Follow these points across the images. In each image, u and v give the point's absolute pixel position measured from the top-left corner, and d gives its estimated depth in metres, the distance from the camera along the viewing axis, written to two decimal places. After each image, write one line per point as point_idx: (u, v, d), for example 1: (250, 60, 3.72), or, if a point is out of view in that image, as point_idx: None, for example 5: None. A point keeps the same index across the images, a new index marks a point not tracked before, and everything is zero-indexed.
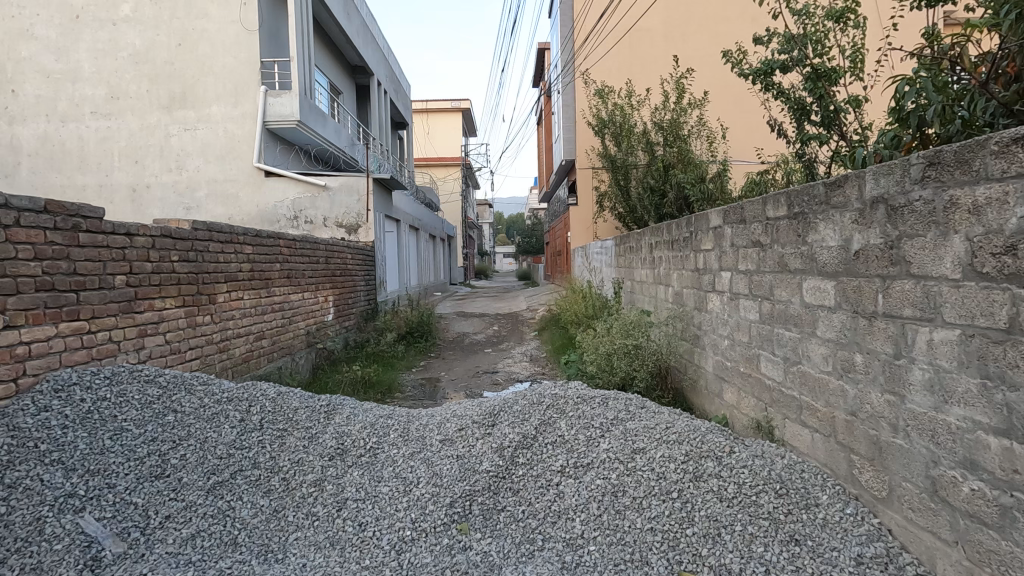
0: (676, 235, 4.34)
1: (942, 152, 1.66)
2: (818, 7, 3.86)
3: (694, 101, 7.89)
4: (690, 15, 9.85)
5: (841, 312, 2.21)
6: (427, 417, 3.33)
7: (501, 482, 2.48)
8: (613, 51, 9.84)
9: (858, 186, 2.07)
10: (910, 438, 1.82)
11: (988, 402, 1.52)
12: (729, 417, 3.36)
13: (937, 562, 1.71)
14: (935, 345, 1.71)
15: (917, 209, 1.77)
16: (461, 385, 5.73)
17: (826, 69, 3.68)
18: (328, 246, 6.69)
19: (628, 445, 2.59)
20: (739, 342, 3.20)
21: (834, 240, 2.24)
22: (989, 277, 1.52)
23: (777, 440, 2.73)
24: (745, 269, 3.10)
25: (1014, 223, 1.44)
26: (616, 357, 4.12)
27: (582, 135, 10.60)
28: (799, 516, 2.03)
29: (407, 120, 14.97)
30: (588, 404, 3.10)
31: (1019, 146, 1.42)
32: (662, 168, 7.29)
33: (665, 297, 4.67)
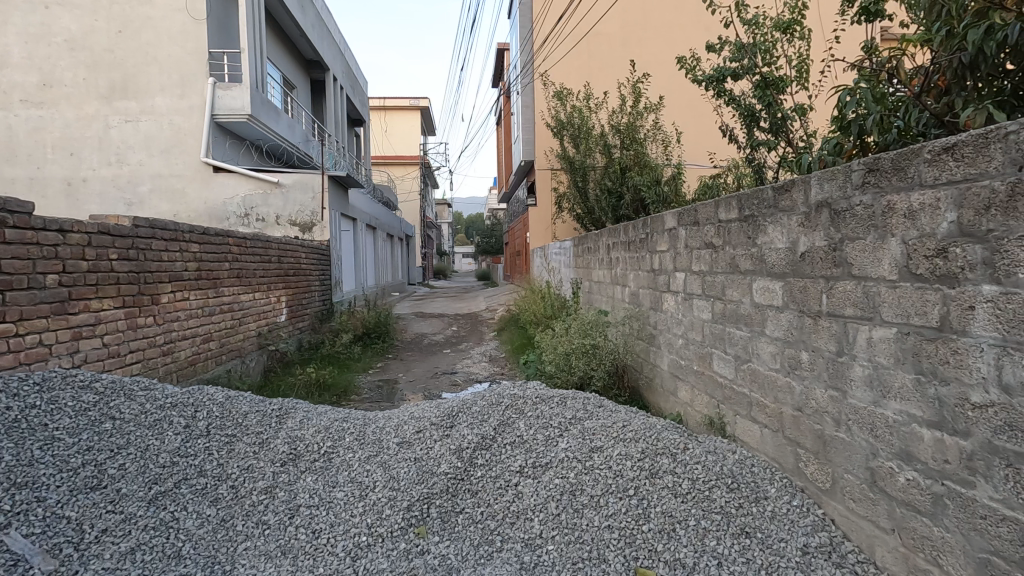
0: (633, 236, 4.42)
1: (881, 159, 1.75)
2: (767, 18, 4.01)
3: (650, 105, 8.06)
4: (648, 20, 10.04)
5: (788, 311, 2.29)
6: (384, 419, 3.27)
7: (459, 484, 2.45)
8: (572, 54, 9.96)
9: (804, 191, 2.16)
10: (852, 431, 1.91)
11: (922, 395, 1.61)
12: (684, 415, 3.44)
13: (876, 549, 1.80)
14: (874, 343, 1.80)
15: (858, 213, 1.86)
16: (420, 386, 5.66)
17: (774, 77, 3.82)
18: (280, 245, 6.48)
19: (586, 443, 2.62)
20: (693, 340, 3.28)
21: (781, 242, 2.33)
22: (923, 278, 1.60)
23: (729, 436, 2.82)
24: (699, 269, 3.18)
25: (945, 227, 1.52)
26: (574, 357, 4.16)
27: (541, 136, 10.66)
28: (749, 509, 2.10)
29: (363, 116, 14.69)
30: (546, 404, 3.12)
31: (949, 155, 1.51)
32: (619, 170, 7.45)
33: (622, 296, 4.74)
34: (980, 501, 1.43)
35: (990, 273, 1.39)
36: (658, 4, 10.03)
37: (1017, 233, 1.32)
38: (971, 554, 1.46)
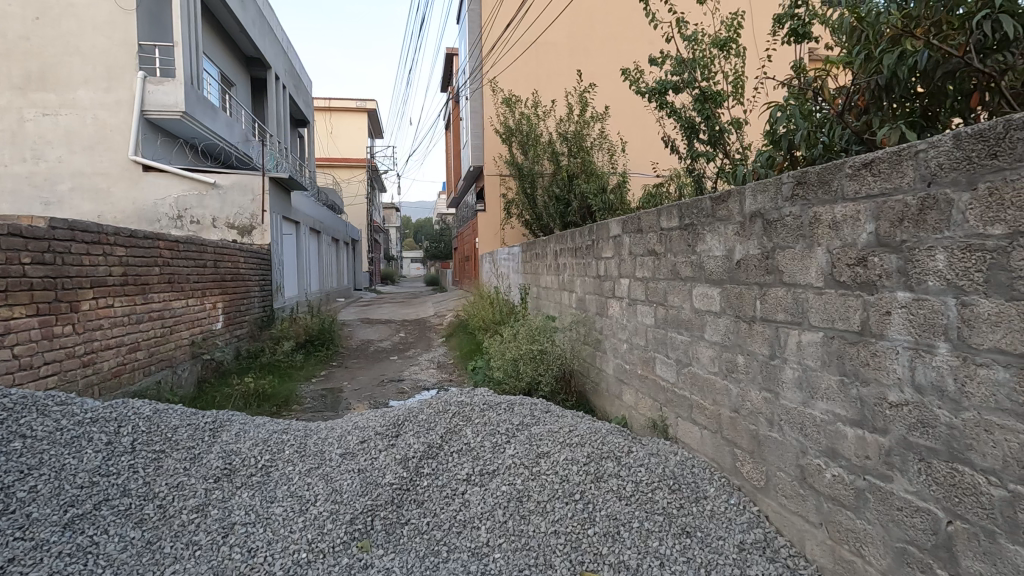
0: (579, 242, 4.50)
1: (807, 172, 1.85)
2: (705, 35, 4.18)
3: (596, 114, 8.22)
4: (594, 32, 10.29)
5: (725, 316, 2.39)
6: (326, 430, 3.16)
7: (405, 494, 2.40)
8: (520, 62, 10.05)
9: (739, 202, 2.25)
10: (783, 431, 2.00)
11: (845, 396, 1.71)
12: (629, 418, 3.52)
13: (806, 543, 1.89)
14: (803, 346, 1.90)
15: (788, 223, 1.96)
16: (366, 394, 5.53)
17: (712, 92, 3.98)
18: (216, 250, 6.18)
19: (533, 449, 2.63)
20: (637, 345, 3.36)
21: (719, 249, 2.43)
22: (846, 285, 1.70)
23: (671, 437, 2.90)
24: (642, 276, 3.27)
25: (865, 238, 1.62)
26: (522, 363, 4.18)
27: (490, 141, 10.68)
28: (689, 509, 2.16)
29: (307, 117, 14.27)
30: (493, 410, 3.11)
31: (868, 170, 1.61)
32: (567, 177, 7.58)
33: (569, 302, 4.80)
34: (897, 494, 1.53)
35: (904, 280, 1.49)
36: (604, 17, 10.29)
37: (927, 244, 1.43)
38: (890, 544, 1.55)
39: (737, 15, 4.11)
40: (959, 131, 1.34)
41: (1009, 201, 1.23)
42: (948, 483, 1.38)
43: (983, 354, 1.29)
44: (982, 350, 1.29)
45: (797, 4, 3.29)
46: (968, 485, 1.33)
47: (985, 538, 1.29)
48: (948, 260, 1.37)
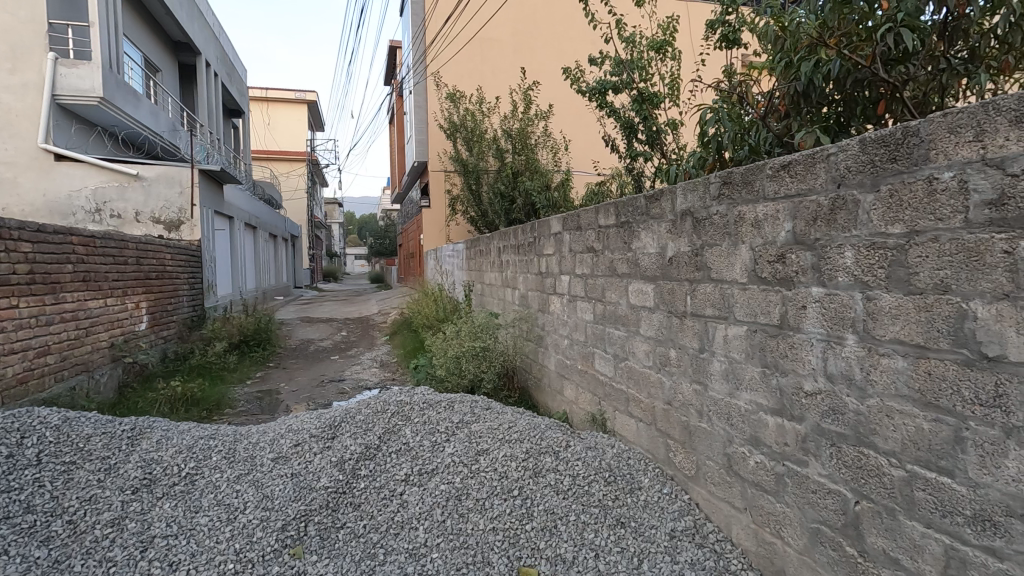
0: (521, 239, 4.52)
1: (733, 173, 1.93)
2: (642, 38, 4.29)
3: (540, 112, 8.27)
4: (538, 30, 10.35)
5: (658, 312, 2.46)
6: (258, 434, 3.03)
7: (340, 498, 2.34)
8: (464, 56, 9.98)
9: (671, 200, 2.32)
10: (712, 421, 2.08)
11: (767, 385, 1.80)
12: (569, 413, 3.58)
13: (732, 528, 1.98)
14: (729, 340, 1.98)
15: (715, 221, 2.04)
16: (304, 396, 5.35)
17: (649, 93, 4.09)
18: (138, 246, 5.80)
19: (472, 447, 2.62)
20: (577, 341, 3.41)
21: (652, 247, 2.49)
22: (767, 281, 1.79)
23: (609, 430, 2.97)
24: (582, 272, 3.31)
25: (783, 235, 1.71)
26: (464, 360, 4.16)
27: (434, 137, 10.50)
28: (624, 501, 2.21)
29: (242, 107, 13.63)
30: (433, 409, 3.08)
31: (786, 172, 1.69)
32: (511, 174, 7.60)
33: (512, 298, 4.82)
34: (812, 477, 1.62)
35: (817, 276, 1.58)
36: (547, 16, 10.37)
37: (837, 242, 1.52)
38: (805, 525, 1.65)
39: (672, 19, 4.24)
40: (865, 135, 1.43)
41: (907, 202, 1.32)
42: (855, 466, 1.48)
43: (885, 344, 1.39)
44: (884, 340, 1.39)
45: (728, 11, 3.43)
46: (873, 467, 1.42)
47: (887, 515, 1.39)
48: (855, 257, 1.46)
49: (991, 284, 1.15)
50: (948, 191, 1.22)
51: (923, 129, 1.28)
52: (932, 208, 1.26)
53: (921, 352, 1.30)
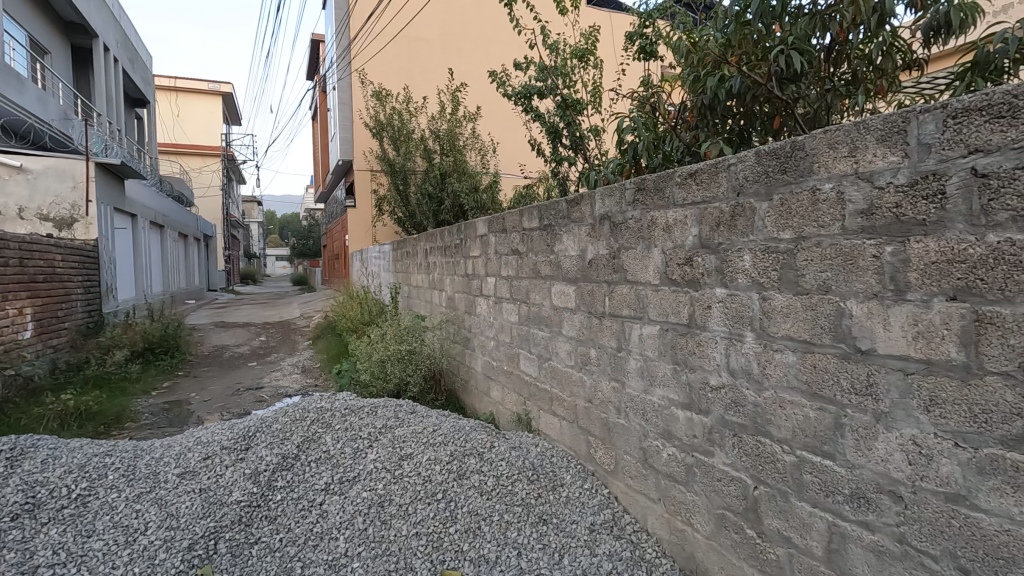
0: (448, 241, 4.50)
1: (646, 180, 2.03)
2: (566, 46, 4.40)
3: (468, 114, 8.28)
4: (466, 32, 10.35)
5: (579, 312, 2.53)
6: (163, 448, 2.83)
7: (255, 511, 2.24)
8: (390, 54, 9.79)
9: (590, 205, 2.40)
10: (629, 417, 2.18)
11: (677, 381, 1.90)
12: (496, 414, 3.60)
13: (647, 518, 2.07)
14: (644, 339, 2.07)
15: (630, 225, 2.13)
16: (217, 405, 5.05)
17: (573, 100, 4.20)
18: (21, 245, 5.24)
19: (396, 452, 2.58)
20: (503, 342, 3.45)
21: (573, 250, 2.57)
22: (677, 283, 1.89)
23: (534, 430, 3.02)
24: (507, 275, 3.35)
25: (690, 240, 1.82)
26: (389, 364, 4.09)
27: (359, 134, 10.18)
28: (546, 498, 2.26)
29: (147, 96, 12.66)
30: (355, 415, 3.01)
31: (693, 180, 1.80)
32: (439, 175, 7.55)
33: (439, 301, 4.78)
34: (717, 466, 1.74)
35: (720, 278, 1.70)
36: (475, 18, 10.40)
37: (737, 247, 1.63)
38: (712, 511, 1.76)
39: (595, 30, 4.38)
40: (760, 148, 1.55)
41: (795, 211, 1.44)
42: (754, 453, 1.59)
43: (778, 341, 1.51)
44: (777, 337, 1.51)
45: (645, 24, 3.59)
46: (769, 454, 1.54)
47: (780, 498, 1.51)
48: (753, 261, 1.58)
49: (863, 285, 1.28)
50: (829, 201, 1.35)
51: (808, 144, 1.40)
52: (815, 216, 1.38)
53: (807, 347, 1.42)
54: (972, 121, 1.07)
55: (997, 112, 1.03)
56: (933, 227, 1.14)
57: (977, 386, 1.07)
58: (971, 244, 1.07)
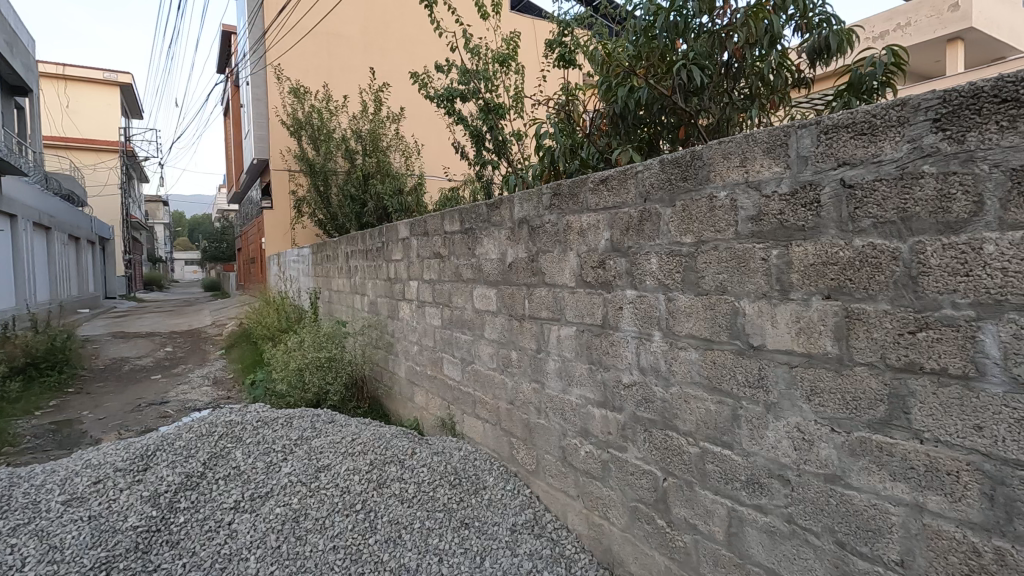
0: (369, 244, 4.39)
1: (561, 185, 2.08)
2: (487, 50, 4.43)
3: (391, 114, 8.13)
4: (388, 31, 10.16)
5: (500, 315, 2.55)
6: (46, 474, 2.57)
7: (155, 536, 2.08)
8: (308, 48, 9.42)
9: (509, 209, 2.43)
10: (548, 417, 2.22)
11: (593, 380, 1.96)
12: (420, 420, 3.55)
13: (567, 515, 2.12)
14: (562, 340, 2.12)
15: (548, 229, 2.17)
16: (114, 423, 4.63)
17: (495, 104, 4.23)
18: None
19: (312, 464, 2.49)
20: (426, 346, 3.41)
21: (494, 253, 2.59)
22: (591, 285, 1.95)
23: (458, 433, 3.01)
24: (429, 278, 3.32)
25: (603, 243, 1.88)
26: (307, 372, 3.93)
27: (276, 132, 9.67)
28: (468, 502, 2.25)
29: (29, 84, 11.45)
30: (268, 427, 2.87)
31: (604, 186, 1.87)
32: (362, 177, 7.35)
33: (360, 305, 4.64)
34: (631, 461, 1.81)
35: (630, 280, 1.77)
36: (398, 18, 10.25)
37: (644, 250, 1.71)
38: (626, 505, 1.83)
39: (516, 35, 4.44)
40: (663, 157, 1.63)
41: (695, 216, 1.53)
42: (663, 446, 1.68)
43: (682, 339, 1.59)
44: (681, 335, 1.59)
45: (564, 33, 3.67)
46: (676, 447, 1.63)
47: (687, 488, 1.60)
48: (659, 264, 1.66)
49: (754, 285, 1.38)
50: (723, 208, 1.44)
51: (704, 154, 1.49)
52: (713, 221, 1.47)
53: (708, 344, 1.51)
54: (840, 137, 1.18)
55: (859, 129, 1.15)
56: (810, 232, 1.25)
57: (849, 375, 1.18)
58: (841, 248, 1.18)
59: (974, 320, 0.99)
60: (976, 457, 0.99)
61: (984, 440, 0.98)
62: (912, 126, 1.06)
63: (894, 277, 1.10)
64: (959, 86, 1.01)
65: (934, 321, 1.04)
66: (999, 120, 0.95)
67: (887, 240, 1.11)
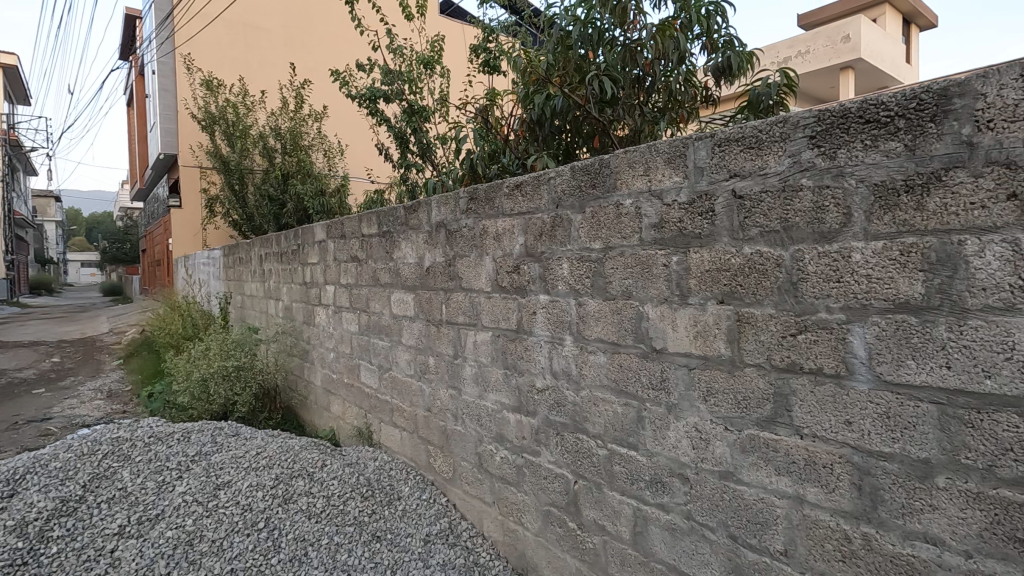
0: (284, 247, 4.19)
1: (477, 189, 2.07)
2: (412, 52, 4.36)
3: (314, 112, 7.81)
4: (309, 26, 9.80)
5: (418, 321, 2.50)
6: None
7: (19, 571, 1.85)
8: (222, 40, 8.92)
9: (426, 212, 2.39)
10: (465, 423, 2.19)
11: (508, 385, 1.96)
12: (336, 430, 3.41)
13: (484, 523, 2.09)
14: (478, 345, 2.11)
15: (464, 233, 2.16)
16: None
17: (419, 106, 4.17)
18: None
19: (210, 482, 2.32)
20: (343, 353, 3.28)
21: (411, 257, 2.53)
22: (506, 290, 1.95)
23: (375, 442, 2.92)
24: (346, 282, 3.20)
25: (518, 248, 1.89)
26: (213, 382, 3.68)
27: (186, 126, 9.01)
28: (381, 514, 2.17)
29: None
30: (162, 443, 2.65)
31: (518, 191, 1.87)
32: (281, 176, 7.00)
33: (274, 311, 4.40)
34: (544, 465, 1.82)
35: (543, 285, 1.79)
36: (321, 14, 9.92)
37: (557, 255, 1.73)
38: (540, 509, 1.84)
39: (440, 38, 4.40)
40: (574, 164, 1.66)
41: (603, 223, 1.56)
42: (573, 449, 1.70)
43: (591, 343, 1.62)
44: (591, 339, 1.62)
45: (489, 39, 3.67)
46: (585, 449, 1.65)
47: (596, 489, 1.62)
48: (570, 269, 1.68)
49: (656, 291, 1.42)
50: (628, 215, 1.49)
51: (612, 162, 1.53)
52: (619, 228, 1.51)
53: (615, 348, 1.55)
54: (732, 150, 1.25)
55: (748, 142, 1.22)
56: (706, 239, 1.30)
57: (740, 376, 1.25)
58: (732, 255, 1.25)
59: (845, 323, 1.06)
60: (847, 450, 1.07)
61: (853, 434, 1.06)
62: (792, 141, 1.14)
63: (778, 283, 1.17)
64: (831, 106, 1.09)
65: (811, 324, 1.12)
66: (863, 138, 1.03)
67: (772, 248, 1.18)
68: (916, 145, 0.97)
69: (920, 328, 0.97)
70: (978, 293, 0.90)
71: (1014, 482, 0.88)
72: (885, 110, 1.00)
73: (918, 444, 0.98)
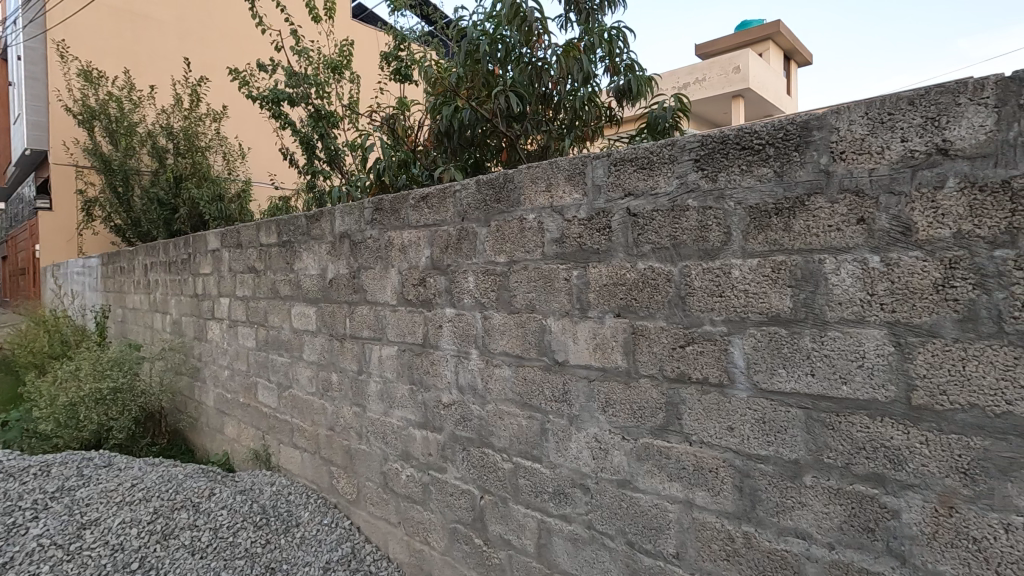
0: (173, 256, 3.85)
1: (383, 200, 2.01)
2: (319, 55, 4.20)
3: (211, 111, 7.29)
4: (207, 20, 9.18)
5: (320, 335, 2.39)
6: None
7: None
8: (105, 28, 8.14)
9: (329, 222, 2.29)
10: (369, 441, 2.11)
11: (414, 401, 1.91)
12: (231, 454, 3.16)
13: (389, 544, 2.02)
14: (383, 359, 2.04)
15: (369, 244, 2.09)
16: None
17: (326, 112, 4.01)
18: None
19: (73, 521, 2.07)
20: (238, 371, 3.06)
21: (313, 267, 2.41)
22: (412, 303, 1.91)
23: (273, 465, 2.74)
24: (242, 295, 3.00)
25: (424, 260, 1.85)
26: (83, 406, 3.28)
27: (59, 121, 7.99)
28: (276, 543, 2.03)
29: None
30: (14, 481, 2.33)
31: (424, 204, 1.85)
32: (172, 179, 6.44)
33: (161, 325, 4.02)
34: (450, 482, 1.79)
35: (449, 298, 1.77)
36: (220, 8, 9.34)
37: (463, 268, 1.72)
38: (446, 526, 1.80)
39: (349, 43, 4.26)
40: (480, 178, 1.65)
41: (507, 237, 1.57)
42: (479, 464, 1.68)
43: (497, 356, 1.62)
44: (496, 353, 1.62)
45: (399, 48, 3.61)
46: (491, 464, 1.64)
47: (501, 504, 1.61)
48: (475, 282, 1.68)
49: (558, 304, 1.45)
50: (531, 229, 1.50)
51: (516, 178, 1.55)
52: (523, 243, 1.53)
53: (520, 361, 1.55)
54: (626, 170, 1.30)
55: (641, 164, 1.27)
56: (604, 255, 1.35)
57: (635, 386, 1.30)
58: (628, 270, 1.30)
59: (726, 335, 1.14)
60: (729, 454, 1.14)
61: (734, 439, 1.13)
62: (679, 164, 1.21)
63: (668, 297, 1.23)
64: (714, 132, 1.16)
65: (697, 336, 1.18)
66: (740, 164, 1.11)
67: (663, 264, 1.24)
68: (783, 171, 1.06)
69: (789, 339, 1.05)
70: (836, 307, 1.00)
71: (866, 478, 0.98)
72: (758, 138, 1.09)
73: (789, 446, 1.06)
